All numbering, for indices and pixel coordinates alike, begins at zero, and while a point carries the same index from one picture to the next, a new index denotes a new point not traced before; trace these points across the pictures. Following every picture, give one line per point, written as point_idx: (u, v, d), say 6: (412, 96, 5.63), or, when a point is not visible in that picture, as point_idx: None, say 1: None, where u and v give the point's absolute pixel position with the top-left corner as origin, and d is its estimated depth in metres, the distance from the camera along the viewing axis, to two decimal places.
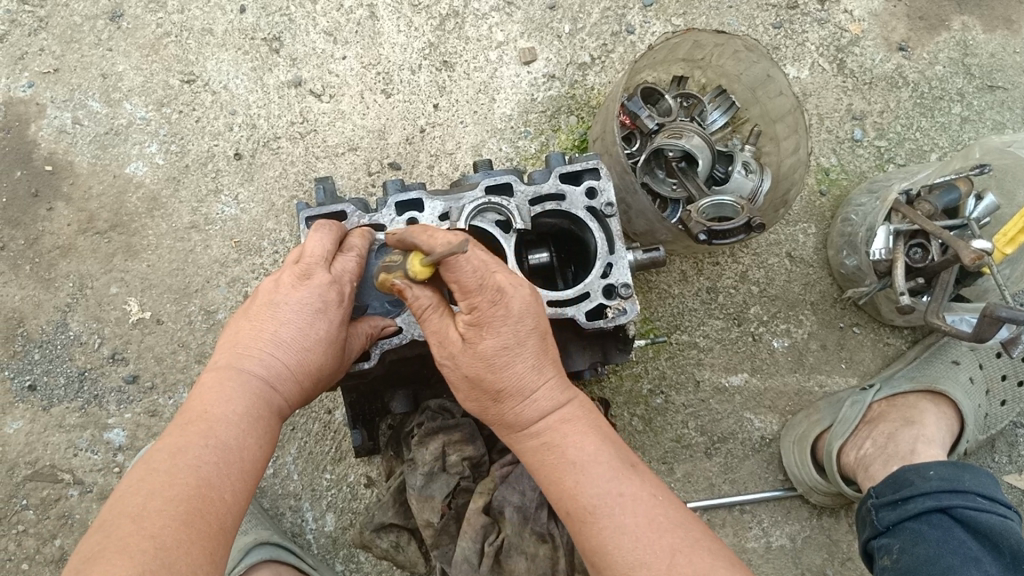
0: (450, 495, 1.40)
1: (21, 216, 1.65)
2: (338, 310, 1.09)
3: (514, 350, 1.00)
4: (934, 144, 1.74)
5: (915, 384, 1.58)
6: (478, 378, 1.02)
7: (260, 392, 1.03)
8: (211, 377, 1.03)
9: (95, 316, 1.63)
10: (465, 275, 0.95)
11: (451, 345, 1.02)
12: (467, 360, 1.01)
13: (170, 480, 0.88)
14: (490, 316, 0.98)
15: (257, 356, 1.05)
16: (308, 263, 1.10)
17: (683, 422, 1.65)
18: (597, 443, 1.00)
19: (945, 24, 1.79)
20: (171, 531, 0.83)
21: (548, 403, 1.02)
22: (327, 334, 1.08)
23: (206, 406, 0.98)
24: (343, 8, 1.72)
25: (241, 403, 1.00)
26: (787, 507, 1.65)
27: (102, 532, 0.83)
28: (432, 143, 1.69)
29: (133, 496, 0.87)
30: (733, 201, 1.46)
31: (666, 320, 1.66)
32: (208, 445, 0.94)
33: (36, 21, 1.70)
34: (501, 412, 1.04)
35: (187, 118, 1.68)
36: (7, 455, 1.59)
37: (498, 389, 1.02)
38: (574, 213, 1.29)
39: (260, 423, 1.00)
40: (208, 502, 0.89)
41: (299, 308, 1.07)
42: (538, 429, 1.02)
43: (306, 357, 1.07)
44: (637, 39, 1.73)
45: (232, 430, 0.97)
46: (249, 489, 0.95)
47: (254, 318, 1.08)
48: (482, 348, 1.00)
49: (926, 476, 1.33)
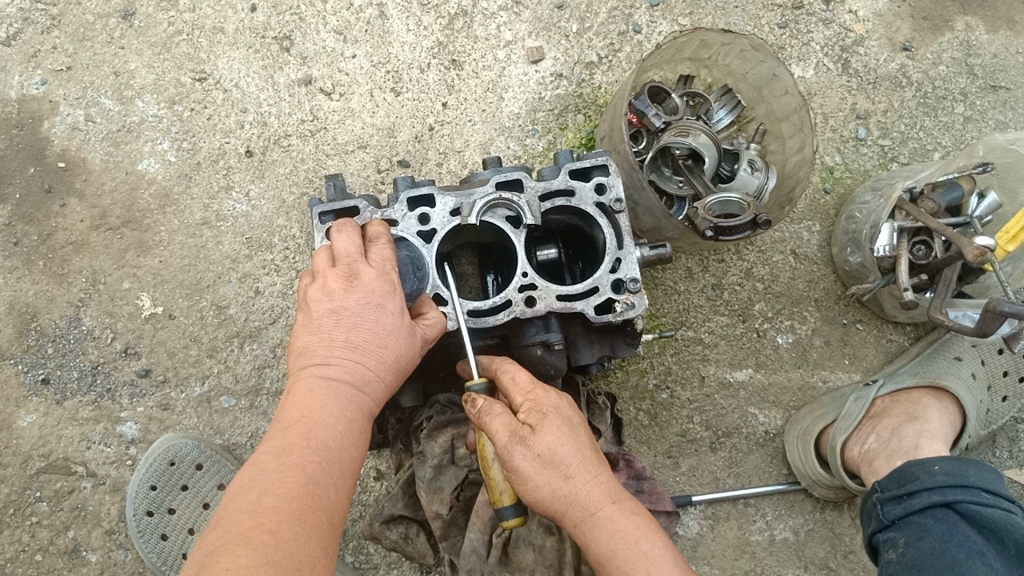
0: (458, 487, 1.43)
1: (34, 212, 1.67)
2: (398, 301, 1.14)
3: (573, 438, 1.11)
4: (937, 143, 1.76)
5: (918, 380, 1.60)
6: (550, 460, 1.10)
7: (350, 393, 1.07)
8: (298, 386, 1.07)
9: (107, 311, 1.65)
10: (525, 378, 1.16)
11: (520, 431, 1.10)
12: (538, 441, 1.09)
13: (280, 479, 0.94)
14: (549, 401, 1.14)
15: (336, 361, 1.09)
16: (348, 263, 1.15)
17: (689, 417, 1.67)
18: (657, 533, 1.08)
19: (948, 25, 1.81)
20: (290, 525, 0.89)
21: (607, 495, 1.11)
22: (397, 327, 1.12)
23: (302, 412, 1.02)
24: (353, 8, 1.74)
25: (334, 407, 1.04)
26: (791, 501, 1.67)
27: (224, 528, 0.89)
28: (441, 141, 1.70)
29: (249, 495, 0.92)
30: (739, 198, 1.48)
31: (671, 317, 1.68)
32: (311, 447, 0.99)
33: (49, 19, 1.71)
34: (569, 495, 1.10)
35: (199, 116, 1.70)
36: (21, 448, 1.61)
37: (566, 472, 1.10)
38: (584, 208, 1.31)
39: (354, 423, 1.05)
40: (317, 499, 0.94)
41: (360, 307, 1.11)
42: (606, 513, 1.09)
43: (384, 354, 1.11)
44: (643, 38, 1.75)
45: (331, 432, 1.02)
46: (351, 485, 1.01)
47: (317, 328, 1.11)
48: (550, 428, 1.10)
49: (932, 471, 1.35)
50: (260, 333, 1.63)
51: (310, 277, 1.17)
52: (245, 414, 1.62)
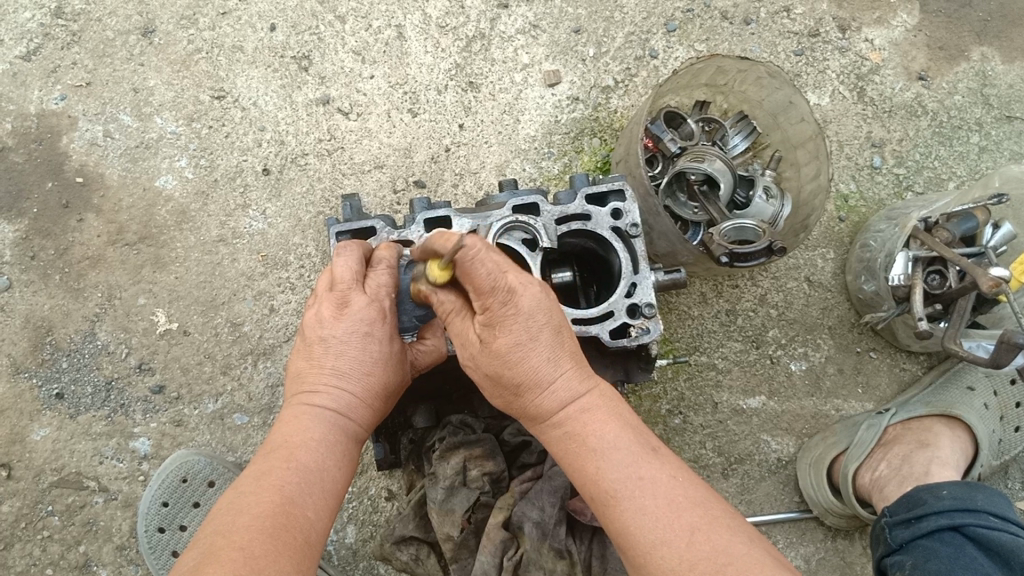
0: (470, 509, 1.41)
1: (51, 226, 1.67)
2: (386, 328, 1.13)
3: (528, 346, 1.00)
4: (951, 172, 1.77)
5: (930, 409, 1.60)
6: (500, 377, 1.02)
7: (333, 419, 1.08)
8: (288, 414, 1.09)
9: (122, 326, 1.65)
10: (479, 276, 0.97)
11: (472, 345, 1.04)
12: (486, 359, 1.02)
13: (256, 500, 0.95)
14: (504, 311, 0.99)
15: (322, 388, 1.09)
16: (343, 289, 1.12)
17: (701, 442, 1.67)
18: (616, 427, 1.00)
19: (964, 54, 1.82)
20: (260, 542, 0.89)
21: (566, 394, 1.01)
22: (382, 355, 1.12)
23: (286, 438, 1.04)
24: (372, 29, 1.75)
25: (316, 432, 1.05)
26: (802, 529, 1.67)
27: (199, 549, 0.89)
28: (457, 163, 1.71)
29: (225, 517, 0.93)
30: (755, 224, 1.49)
31: (685, 341, 1.68)
32: (291, 469, 0.99)
33: (69, 35, 1.73)
34: (524, 404, 1.04)
35: (217, 133, 1.71)
36: (33, 461, 1.62)
37: (517, 383, 1.02)
38: (600, 233, 1.31)
39: (336, 447, 1.06)
40: (294, 518, 0.94)
41: (347, 335, 1.10)
42: (560, 420, 1.01)
43: (369, 381, 1.11)
44: (660, 63, 1.76)
45: (310, 455, 1.02)
46: (333, 507, 1.01)
47: (309, 355, 1.12)
48: (499, 346, 1.00)
49: (940, 496, 1.35)
50: (274, 352, 1.64)
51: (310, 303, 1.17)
52: (258, 432, 1.62)
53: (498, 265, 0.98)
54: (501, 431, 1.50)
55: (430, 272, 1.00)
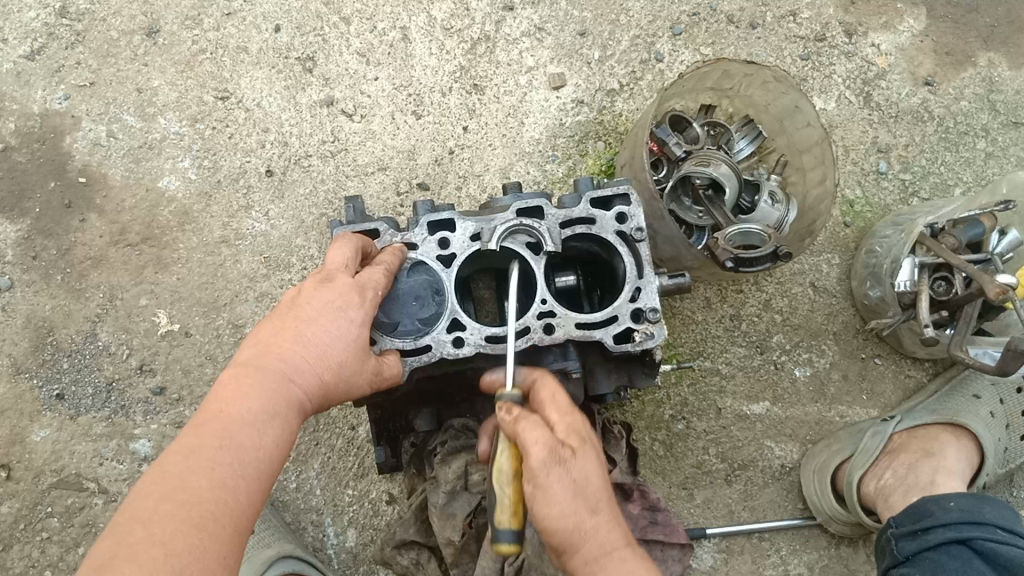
0: (472, 514, 1.41)
1: (53, 227, 1.67)
2: (360, 312, 1.12)
3: (602, 476, 1.01)
4: (958, 179, 1.76)
5: (936, 417, 1.59)
6: (581, 488, 0.98)
7: (280, 390, 1.03)
8: (230, 378, 1.03)
9: (124, 327, 1.65)
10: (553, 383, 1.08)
11: (560, 451, 0.98)
12: (581, 462, 0.99)
13: (183, 483, 0.90)
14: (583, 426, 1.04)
15: (277, 359, 1.06)
16: (332, 270, 1.14)
17: (704, 448, 1.66)
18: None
19: (970, 60, 1.81)
20: (184, 539, 0.85)
21: (624, 538, 1.00)
22: (351, 337, 1.10)
23: (224, 406, 0.99)
24: (377, 31, 1.75)
25: (259, 404, 1.01)
26: (805, 536, 1.65)
27: (116, 533, 0.85)
28: (461, 165, 1.70)
29: (146, 499, 0.88)
30: (761, 229, 1.46)
31: (688, 346, 1.67)
32: (223, 447, 0.95)
33: (74, 35, 1.72)
34: (589, 530, 0.97)
35: (220, 134, 1.70)
36: (33, 463, 1.61)
37: (596, 502, 0.99)
38: (604, 237, 1.30)
39: (278, 423, 1.01)
40: (221, 503, 0.91)
41: (321, 312, 1.09)
42: (625, 553, 0.98)
43: (328, 360, 1.08)
44: (665, 66, 1.75)
45: (247, 430, 0.97)
46: (262, 489, 0.97)
47: (275, 321, 1.09)
48: (588, 452, 1.00)
49: (947, 508, 1.34)
50: None
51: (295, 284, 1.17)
52: None
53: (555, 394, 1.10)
54: None
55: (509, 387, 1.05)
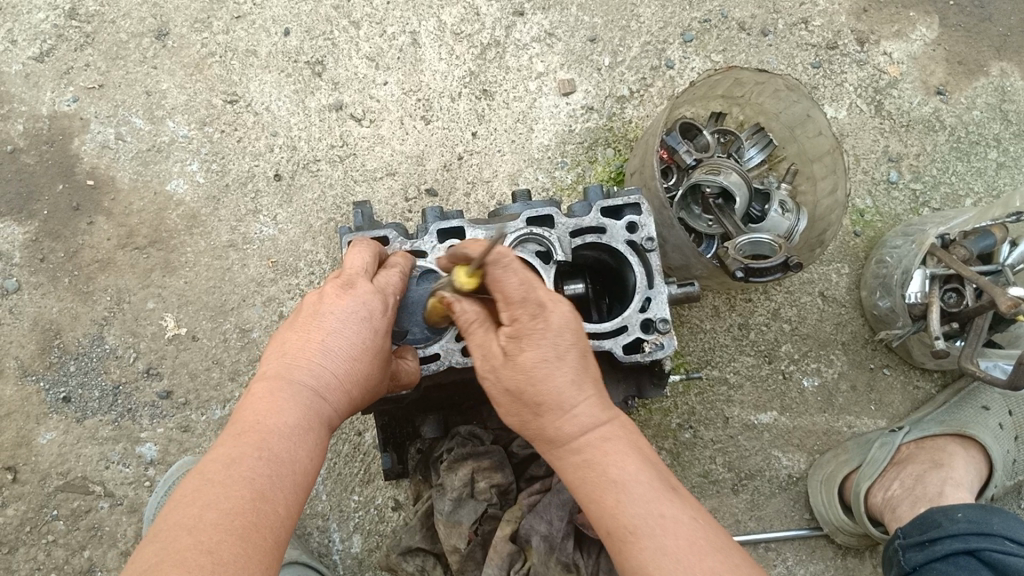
0: (477, 521, 1.39)
1: (61, 229, 1.67)
2: (384, 321, 1.10)
3: (555, 363, 0.98)
4: (969, 189, 1.75)
5: (944, 428, 1.57)
6: (517, 394, 1.00)
7: (314, 401, 1.01)
8: (264, 388, 1.01)
9: (131, 331, 1.65)
10: (510, 285, 0.98)
11: (493, 359, 1.01)
12: (508, 374, 0.99)
13: (225, 493, 0.88)
14: (536, 326, 0.99)
15: (308, 366, 1.04)
16: (351, 276, 1.11)
17: (711, 457, 1.65)
18: (636, 461, 0.96)
19: (983, 69, 1.80)
20: (227, 547, 0.83)
21: (588, 420, 0.98)
22: (375, 345, 1.08)
23: (259, 417, 0.97)
24: (386, 35, 1.75)
25: (294, 414, 0.99)
26: (812, 546, 1.65)
27: (159, 545, 0.83)
28: (470, 171, 1.70)
29: (188, 510, 0.86)
30: (771, 240, 1.46)
31: (696, 355, 1.67)
32: (262, 456, 0.93)
33: (83, 36, 1.72)
34: (541, 428, 1.00)
35: (229, 138, 1.70)
36: (39, 465, 1.61)
37: (540, 404, 0.98)
38: (614, 246, 1.29)
39: (314, 434, 0.99)
40: (264, 513, 0.88)
41: (346, 316, 1.07)
42: (579, 444, 0.98)
43: (358, 367, 1.06)
44: (676, 73, 1.74)
45: (286, 441, 0.96)
46: (302, 500, 0.94)
47: (300, 332, 1.07)
48: (523, 361, 0.98)
49: (955, 518, 1.33)
50: None
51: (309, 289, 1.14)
52: None
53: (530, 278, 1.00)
54: (510, 442, 1.49)
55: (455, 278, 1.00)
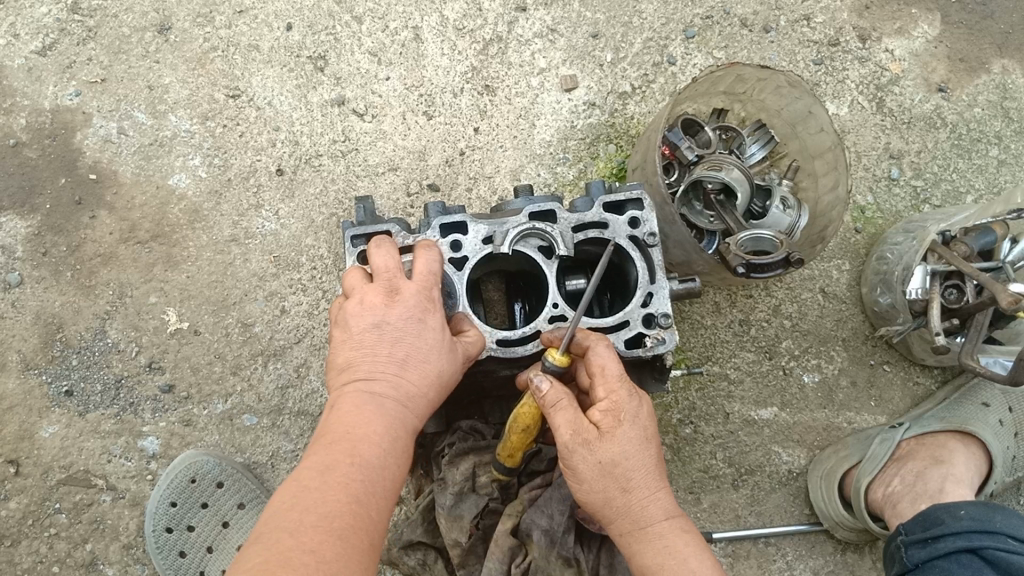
0: (479, 515, 1.39)
1: (63, 223, 1.67)
2: (437, 317, 1.14)
3: (644, 446, 1.12)
4: (970, 186, 1.75)
5: (944, 424, 1.58)
6: (609, 469, 1.10)
7: (394, 409, 1.07)
8: (345, 401, 1.07)
9: (133, 325, 1.65)
10: (608, 362, 1.13)
11: (586, 433, 1.10)
12: (605, 447, 1.10)
13: (323, 498, 0.94)
14: (628, 402, 1.12)
15: (383, 376, 1.09)
16: (387, 278, 1.14)
17: (711, 453, 1.66)
18: (709, 553, 1.11)
19: (984, 67, 1.80)
20: (329, 548, 0.90)
21: (665, 509, 1.13)
22: (437, 341, 1.13)
23: (347, 429, 1.03)
24: (389, 30, 1.75)
25: (378, 424, 1.05)
26: (811, 541, 1.66)
27: (264, 544, 0.89)
28: (471, 166, 1.70)
29: (289, 513, 0.92)
30: (773, 236, 1.46)
31: (697, 351, 1.67)
32: (356, 465, 0.99)
33: (85, 31, 1.72)
34: (625, 505, 1.11)
35: (231, 132, 1.70)
36: (41, 459, 1.61)
37: (629, 481, 1.11)
38: (616, 241, 1.30)
39: (397, 441, 1.06)
40: (359, 518, 0.95)
41: (404, 322, 1.11)
42: (660, 528, 1.11)
43: (427, 368, 1.11)
44: (678, 70, 1.75)
45: (373, 449, 1.02)
46: (389, 504, 1.01)
47: (358, 343, 1.11)
48: (621, 433, 1.10)
49: (957, 516, 1.33)
50: (284, 353, 1.63)
51: (346, 296, 1.16)
52: (267, 433, 1.62)
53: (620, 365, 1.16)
54: None
55: (553, 356, 1.12)
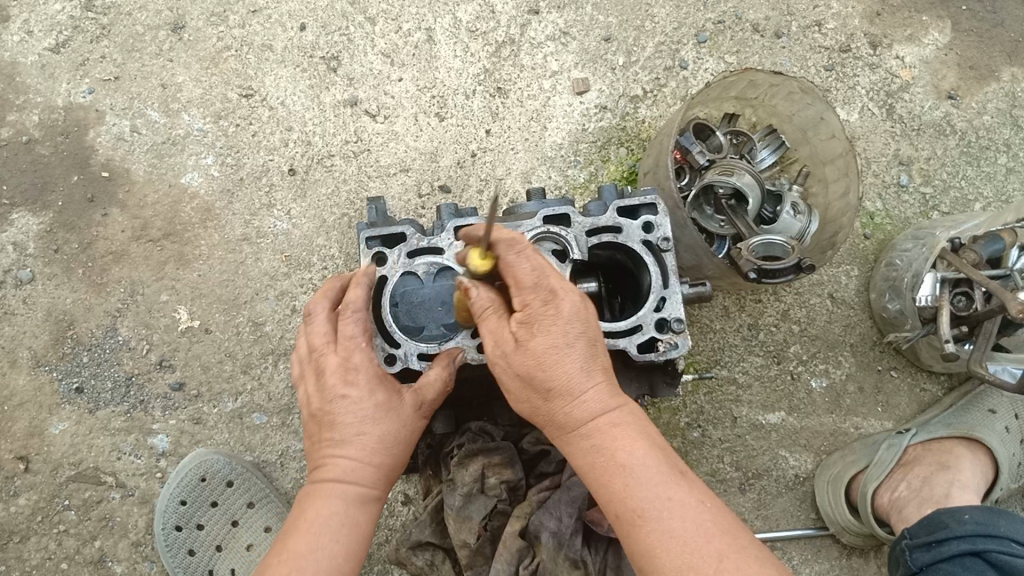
0: (486, 517, 1.39)
1: (75, 221, 1.67)
2: (359, 382, 1.12)
3: (565, 348, 1.01)
4: (978, 194, 1.76)
5: (951, 431, 1.59)
6: (534, 380, 1.01)
7: (338, 489, 1.09)
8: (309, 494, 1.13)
9: (144, 323, 1.65)
10: (523, 270, 1.01)
11: (505, 344, 1.02)
12: (521, 358, 1.01)
13: None
14: (540, 313, 1.01)
15: (325, 461, 1.11)
16: (316, 358, 1.15)
17: (719, 457, 1.67)
18: (645, 446, 1.01)
19: (995, 75, 1.81)
20: None
21: (597, 406, 1.02)
22: (360, 411, 1.11)
23: (295, 523, 1.08)
24: (402, 31, 1.75)
25: (320, 509, 1.08)
26: (817, 546, 1.67)
27: None
28: (483, 168, 1.70)
29: None
30: (784, 241, 1.46)
31: (706, 355, 1.68)
32: (288, 562, 1.04)
33: (99, 29, 1.73)
34: (552, 412, 1.03)
35: (244, 132, 1.70)
36: (51, 456, 1.61)
37: (549, 389, 1.02)
38: (630, 246, 1.29)
39: (340, 519, 1.08)
40: None
41: (329, 403, 1.12)
42: (590, 431, 1.02)
43: (360, 438, 1.10)
44: (689, 74, 1.75)
45: (309, 535, 1.05)
46: None
47: (312, 432, 1.15)
48: (535, 344, 1.00)
49: (961, 520, 1.33)
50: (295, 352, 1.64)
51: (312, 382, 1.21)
52: (277, 432, 1.63)
53: (543, 268, 1.04)
54: (520, 439, 1.49)
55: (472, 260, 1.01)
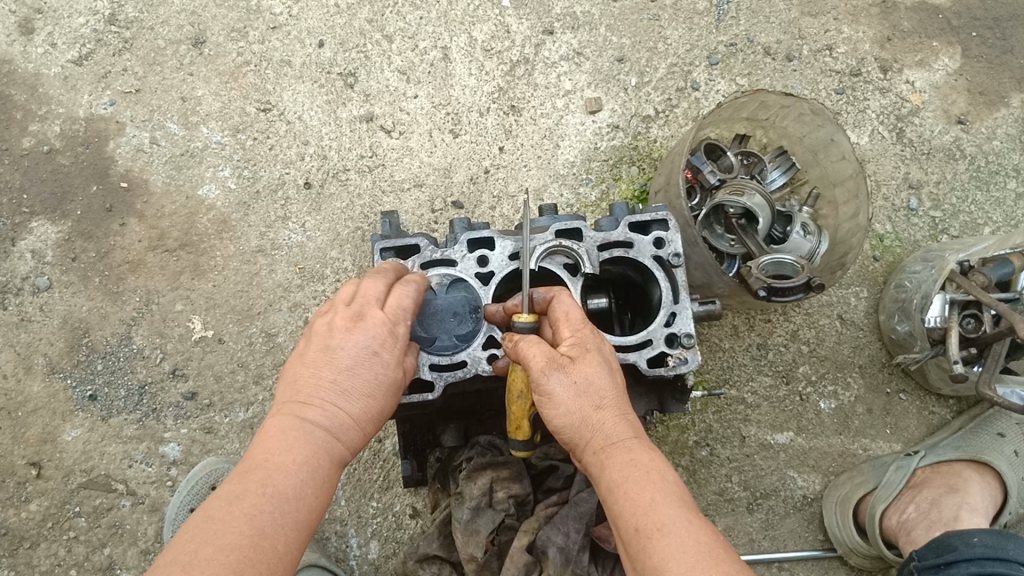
0: (495, 531, 1.39)
1: (93, 230, 1.70)
2: (393, 351, 1.08)
3: (612, 374, 1.08)
4: (987, 218, 1.77)
5: (961, 454, 1.59)
6: (587, 389, 1.06)
7: (325, 440, 1.01)
8: (276, 422, 1.01)
9: (158, 331, 1.67)
10: (572, 312, 1.12)
11: (559, 359, 1.06)
12: (581, 370, 1.06)
13: (224, 532, 0.89)
14: (593, 341, 1.10)
15: (319, 403, 1.03)
16: (361, 304, 1.08)
17: (726, 476, 1.67)
18: (673, 475, 1.03)
19: (1004, 100, 1.83)
20: None
21: (634, 429, 1.07)
22: (383, 379, 1.06)
23: (272, 451, 0.97)
24: (418, 49, 1.78)
25: (304, 452, 0.98)
26: (825, 568, 1.67)
27: None
28: (496, 185, 1.72)
29: None
30: (793, 260, 1.47)
31: (714, 374, 1.69)
32: (268, 491, 0.93)
33: (121, 42, 1.77)
34: (594, 426, 1.06)
35: (261, 145, 1.73)
36: (63, 462, 1.63)
37: (599, 403, 1.06)
38: (641, 261, 1.30)
39: (322, 473, 0.99)
40: (264, 552, 0.89)
41: (356, 350, 1.05)
42: (629, 445, 1.05)
43: (369, 402, 1.05)
44: (701, 95, 1.77)
45: (293, 476, 0.96)
46: (300, 544, 0.94)
47: (309, 360, 1.05)
48: (591, 360, 1.07)
49: (970, 543, 1.33)
50: None
51: (320, 306, 1.11)
52: None
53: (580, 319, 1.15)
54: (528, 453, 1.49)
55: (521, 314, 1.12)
